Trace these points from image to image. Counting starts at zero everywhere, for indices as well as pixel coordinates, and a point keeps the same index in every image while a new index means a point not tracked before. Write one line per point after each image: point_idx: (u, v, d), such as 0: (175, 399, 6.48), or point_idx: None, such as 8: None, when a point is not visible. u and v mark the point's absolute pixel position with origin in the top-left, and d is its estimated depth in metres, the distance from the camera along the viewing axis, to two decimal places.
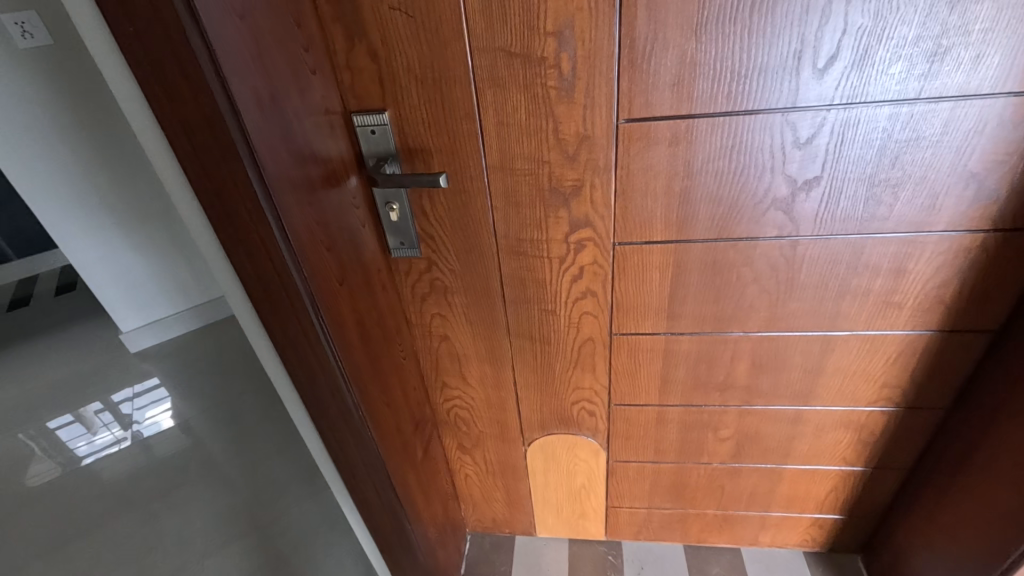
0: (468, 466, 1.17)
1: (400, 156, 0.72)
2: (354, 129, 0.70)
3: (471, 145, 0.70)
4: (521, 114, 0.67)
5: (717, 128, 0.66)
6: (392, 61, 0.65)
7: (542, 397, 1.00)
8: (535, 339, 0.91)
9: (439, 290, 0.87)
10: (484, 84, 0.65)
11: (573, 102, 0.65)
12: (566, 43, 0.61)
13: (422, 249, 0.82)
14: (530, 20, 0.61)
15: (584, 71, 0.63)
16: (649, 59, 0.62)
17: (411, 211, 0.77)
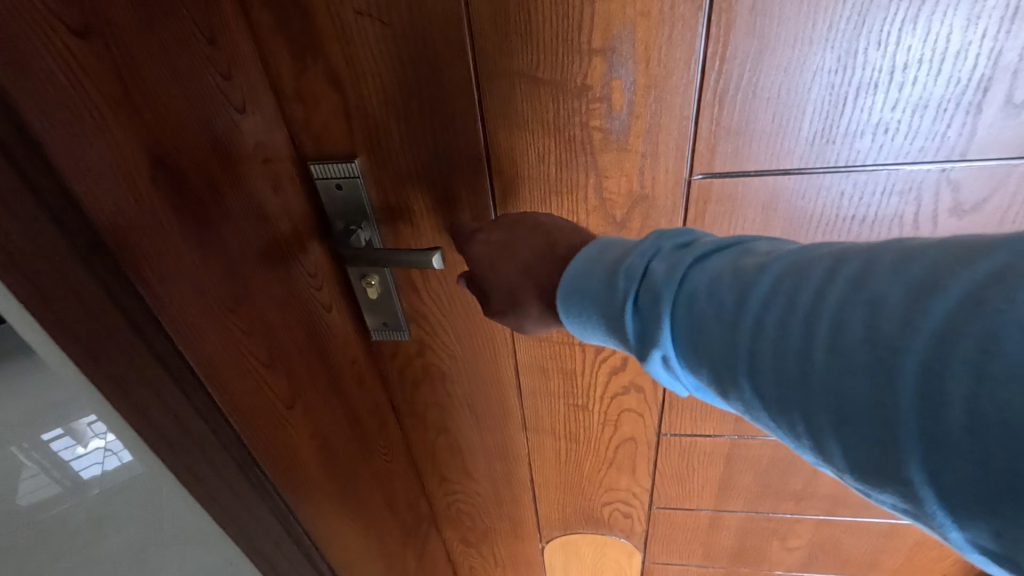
0: (474, 559, 0.97)
1: (379, 215, 0.51)
2: (309, 180, 0.49)
3: (477, 204, 0.49)
4: (549, 165, 0.46)
5: (837, 187, 0.45)
6: (361, 90, 0.44)
7: (566, 496, 0.80)
8: (559, 435, 0.71)
9: (436, 378, 0.66)
10: (496, 124, 0.45)
11: (626, 149, 0.45)
12: (622, 64, 0.40)
13: (412, 331, 0.61)
14: (567, 32, 0.40)
15: (646, 106, 0.42)
16: (745, 89, 0.40)
17: (395, 283, 0.56)
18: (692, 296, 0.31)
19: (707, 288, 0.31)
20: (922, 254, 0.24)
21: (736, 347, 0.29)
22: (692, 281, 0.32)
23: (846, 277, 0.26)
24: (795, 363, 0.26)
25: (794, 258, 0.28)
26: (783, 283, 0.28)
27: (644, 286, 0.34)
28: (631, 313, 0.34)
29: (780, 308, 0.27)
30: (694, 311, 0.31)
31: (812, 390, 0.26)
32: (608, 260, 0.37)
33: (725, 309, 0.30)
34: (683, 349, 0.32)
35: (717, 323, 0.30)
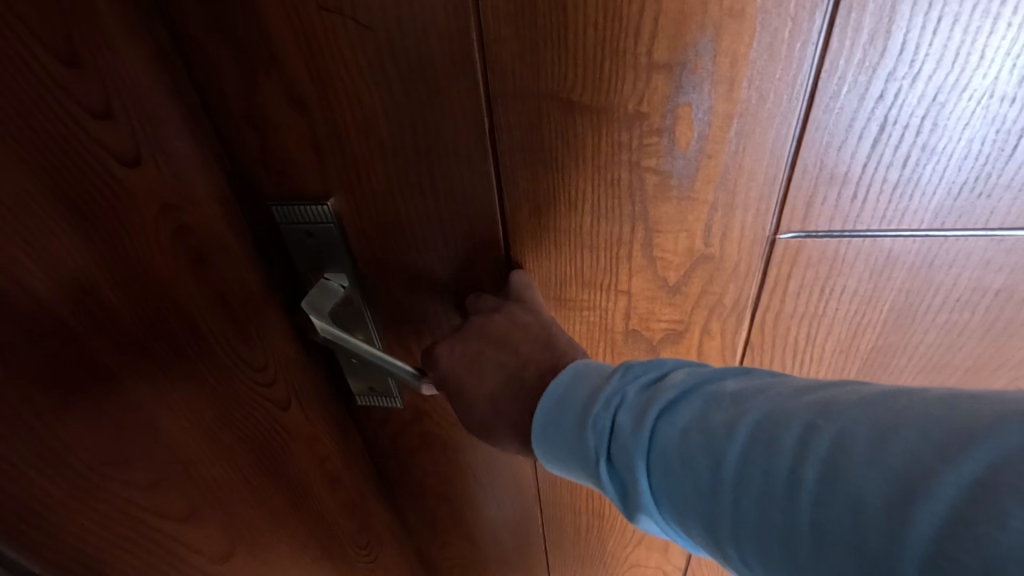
0: None
1: (362, 273, 0.39)
2: (271, 227, 0.36)
3: (487, 261, 0.38)
4: (583, 213, 0.35)
5: (979, 252, 0.33)
6: (334, 114, 0.32)
7: (583, 572, 0.69)
8: (580, 510, 0.60)
9: (434, 450, 0.55)
10: (516, 161, 0.33)
11: (690, 196, 0.33)
12: (696, 85, 0.28)
13: (406, 399, 0.49)
14: (621, 38, 0.28)
15: (722, 142, 0.30)
16: (871, 121, 0.28)
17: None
18: (665, 464, 0.24)
19: (680, 453, 0.24)
20: (906, 429, 0.19)
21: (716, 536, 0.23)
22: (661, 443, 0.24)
23: (821, 456, 0.20)
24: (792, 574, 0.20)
25: (765, 418, 0.22)
26: (755, 459, 0.21)
27: (610, 444, 0.26)
28: (604, 470, 0.27)
29: (757, 495, 0.21)
30: (664, 484, 0.24)
31: None
32: (580, 398, 0.28)
33: (711, 490, 0.23)
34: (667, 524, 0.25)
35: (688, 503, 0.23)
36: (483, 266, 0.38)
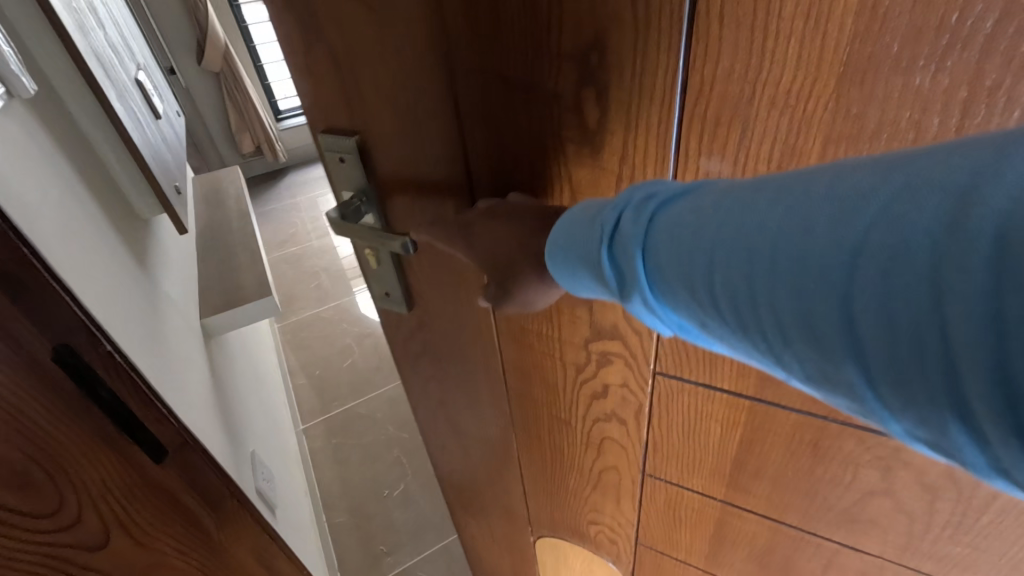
0: (474, 528, 1.01)
1: (376, 196, 0.52)
2: (322, 146, 0.51)
3: (460, 203, 0.48)
4: (523, 170, 0.43)
5: None
6: (354, 72, 0.44)
7: (553, 502, 0.79)
8: (545, 442, 0.69)
9: (433, 356, 0.68)
10: (473, 120, 0.42)
11: (601, 166, 0.40)
12: (594, 74, 0.36)
13: (411, 307, 0.63)
14: (538, 33, 0.36)
15: (619, 123, 0.37)
16: (733, 118, 0.33)
17: (394, 262, 0.58)
18: (661, 248, 0.29)
19: (672, 234, 0.28)
20: (853, 172, 0.22)
21: (702, 295, 0.27)
22: (662, 229, 0.29)
23: (787, 205, 0.24)
24: (763, 305, 0.25)
25: (745, 192, 0.26)
26: (735, 221, 0.26)
27: (620, 241, 0.31)
28: (609, 262, 0.32)
29: (735, 249, 0.25)
30: (661, 262, 0.29)
31: (787, 328, 0.24)
32: (592, 212, 0.34)
33: (690, 257, 0.27)
34: (662, 299, 0.30)
35: (682, 271, 0.28)
36: (457, 205, 0.48)
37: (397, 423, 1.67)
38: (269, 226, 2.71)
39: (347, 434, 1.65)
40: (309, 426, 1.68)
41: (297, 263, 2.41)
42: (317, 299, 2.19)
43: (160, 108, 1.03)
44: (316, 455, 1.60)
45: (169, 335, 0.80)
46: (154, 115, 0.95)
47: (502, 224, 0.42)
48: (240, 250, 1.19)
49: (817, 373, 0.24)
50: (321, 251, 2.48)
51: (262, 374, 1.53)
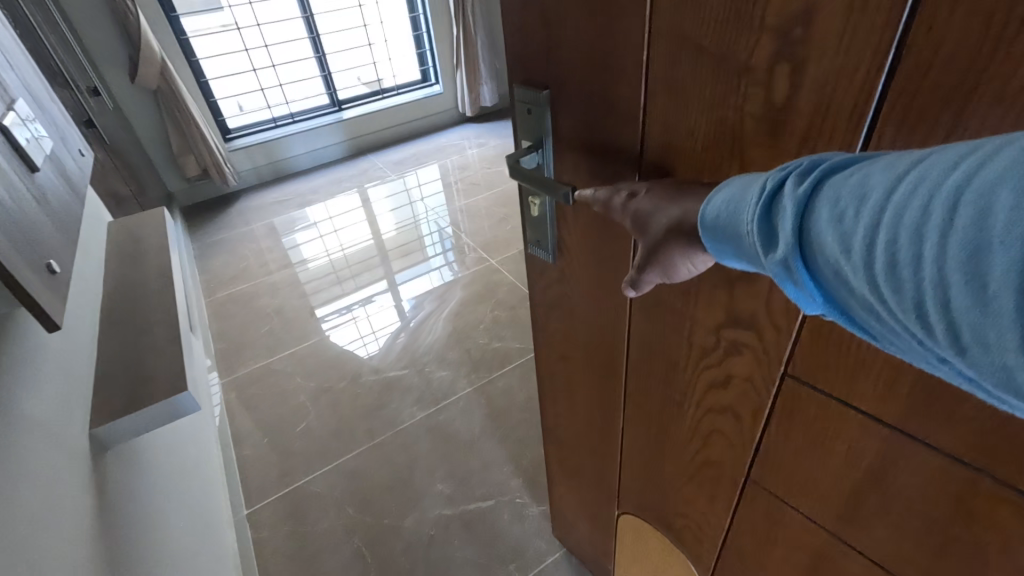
0: (563, 487, 1.07)
1: (551, 150, 0.58)
2: (515, 98, 0.58)
3: (628, 166, 0.51)
4: (693, 143, 0.44)
5: None
6: (559, 30, 0.49)
7: (646, 482, 0.80)
8: (652, 420, 0.71)
9: (564, 309, 0.74)
10: (656, 87, 0.44)
11: (774, 148, 0.40)
12: (792, 50, 0.35)
13: (558, 258, 0.68)
14: (740, 6, 0.37)
15: (805, 106, 0.37)
16: (940, 119, 0.31)
17: (552, 214, 0.63)
18: (820, 206, 0.29)
19: (834, 197, 0.28)
20: None
21: (860, 260, 0.27)
22: (827, 185, 0.29)
23: (970, 168, 0.23)
24: (930, 270, 0.24)
25: (926, 158, 0.25)
26: (908, 184, 0.25)
27: (778, 194, 0.31)
28: (760, 225, 0.32)
29: (907, 212, 0.25)
30: (817, 225, 0.29)
31: (955, 295, 0.23)
32: (750, 178, 0.34)
33: (853, 219, 0.27)
34: (814, 264, 0.30)
35: (842, 233, 0.28)
36: (628, 168, 0.51)
37: (358, 504, 1.39)
38: (218, 261, 2.38)
39: (300, 520, 1.36)
40: (262, 507, 1.40)
41: (247, 304, 2.10)
42: (267, 349, 1.87)
43: (43, 151, 0.73)
44: (265, 545, 1.32)
45: (31, 461, 0.58)
46: (28, 170, 0.67)
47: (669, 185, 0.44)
48: (159, 325, 0.91)
49: (973, 336, 0.23)
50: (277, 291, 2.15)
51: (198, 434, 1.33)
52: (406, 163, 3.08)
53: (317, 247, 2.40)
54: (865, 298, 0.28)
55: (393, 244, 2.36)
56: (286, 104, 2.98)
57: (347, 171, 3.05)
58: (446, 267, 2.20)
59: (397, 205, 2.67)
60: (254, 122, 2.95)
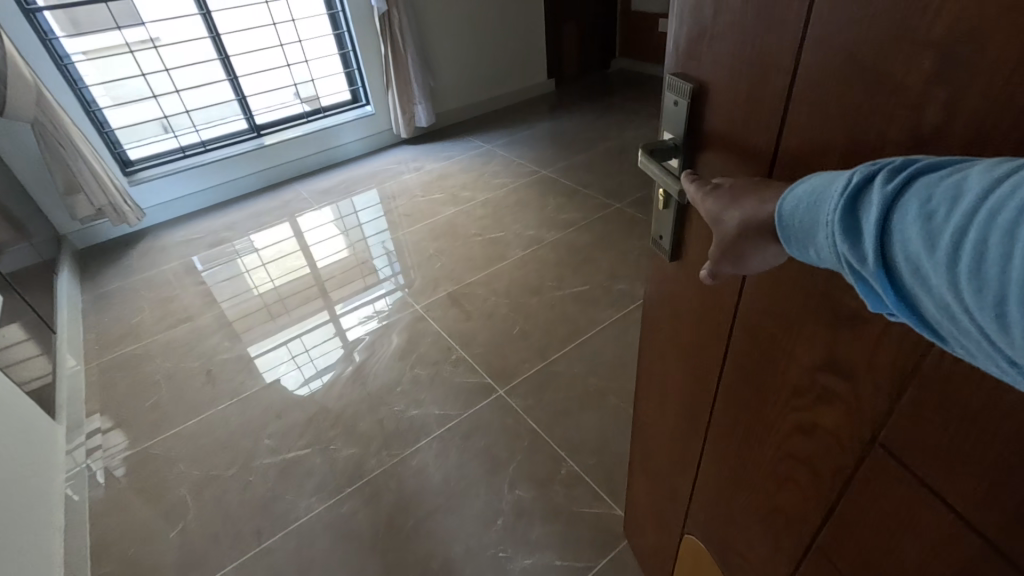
0: (638, 477, 1.22)
1: (688, 143, 0.67)
2: (667, 89, 0.68)
3: (756, 170, 0.59)
4: (832, 148, 0.50)
5: None
6: (716, 40, 0.58)
7: (718, 495, 0.89)
8: (735, 440, 0.79)
9: (668, 308, 0.83)
10: (801, 98, 0.51)
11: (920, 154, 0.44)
12: (950, 72, 0.40)
13: (675, 255, 0.75)
14: (901, 29, 0.41)
15: (962, 123, 0.40)
16: None
17: (676, 211, 0.70)
18: (909, 209, 0.35)
19: (924, 202, 0.34)
20: None
21: (946, 260, 0.33)
22: (924, 181, 0.35)
23: None
24: (1018, 268, 0.30)
25: (1013, 175, 0.31)
26: (1002, 192, 0.31)
27: (869, 186, 0.37)
28: (845, 226, 0.38)
29: (998, 220, 0.31)
30: (906, 226, 0.35)
31: None
32: (830, 182, 0.41)
33: (942, 222, 0.33)
34: (897, 261, 0.36)
35: (928, 235, 0.34)
36: (754, 165, 0.59)
37: None
38: (107, 317, 3.06)
39: None
40: None
41: (135, 367, 2.69)
42: (153, 429, 2.35)
43: None
44: None
45: None
46: None
47: (748, 181, 0.50)
48: None
49: None
50: (237, 340, 2.81)
51: (37, 543, 1.65)
52: (329, 193, 4.05)
53: (263, 315, 2.98)
54: (942, 288, 0.34)
55: (331, 275, 3.23)
56: (196, 134, 3.89)
57: (261, 206, 3.97)
58: (385, 305, 2.94)
59: (323, 238, 3.57)
60: (164, 150, 3.84)
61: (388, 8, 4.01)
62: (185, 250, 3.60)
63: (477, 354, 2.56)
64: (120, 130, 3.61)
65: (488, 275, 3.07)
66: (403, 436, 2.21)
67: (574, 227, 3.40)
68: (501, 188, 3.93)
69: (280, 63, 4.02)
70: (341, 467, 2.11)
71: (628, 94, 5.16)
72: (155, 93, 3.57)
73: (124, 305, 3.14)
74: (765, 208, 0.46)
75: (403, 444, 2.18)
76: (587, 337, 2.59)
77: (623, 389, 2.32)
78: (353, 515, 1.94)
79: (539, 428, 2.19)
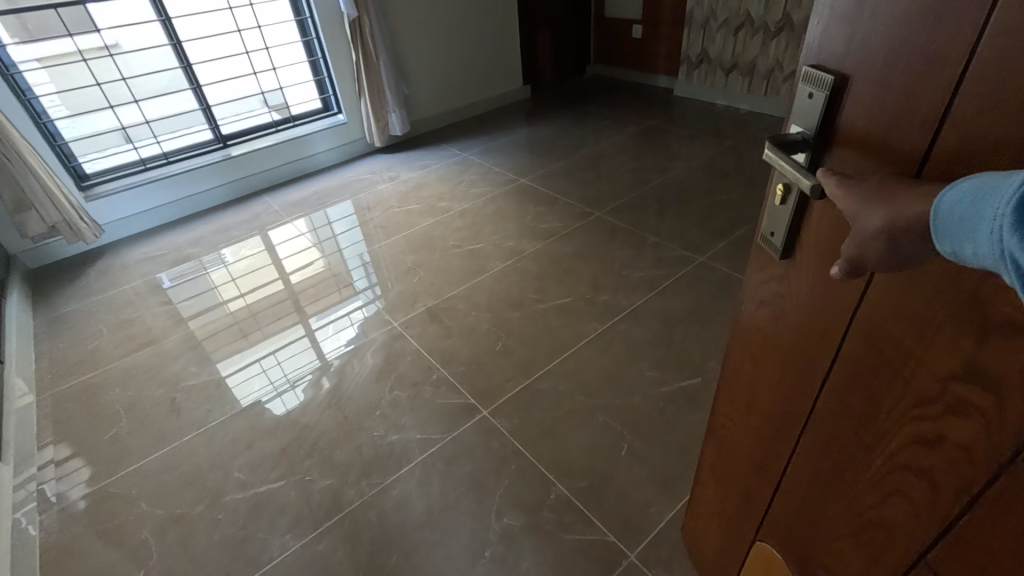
0: (716, 471, 1.24)
1: (820, 138, 0.62)
2: (802, 81, 0.64)
3: (900, 170, 0.55)
4: (1003, 145, 0.46)
5: None
6: (870, 26, 0.54)
7: (809, 497, 0.90)
8: (839, 445, 0.79)
9: (770, 307, 0.84)
10: (971, 88, 0.47)
11: None
12: None
13: (787, 252, 0.74)
14: None
15: None
16: None
17: (793, 208, 0.70)
18: None
19: None
20: None
21: None
22: None
23: None
24: None
25: None
26: None
27: None
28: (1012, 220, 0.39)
29: None
30: None
31: None
32: (1002, 180, 0.41)
33: None
34: None
35: None
36: (894, 169, 0.55)
37: None
38: (61, 341, 2.85)
39: None
40: None
41: (90, 397, 2.50)
42: (109, 466, 2.17)
43: None
44: None
45: None
46: None
47: (894, 181, 0.51)
48: None
49: None
50: (203, 361, 2.66)
51: None
52: (301, 205, 3.90)
53: (233, 332, 2.83)
54: None
55: (303, 286, 3.10)
56: (158, 145, 3.70)
57: (230, 218, 3.80)
58: (361, 319, 2.83)
59: (299, 249, 3.44)
60: (124, 163, 3.63)
61: (359, 14, 3.89)
62: (149, 267, 3.40)
63: (460, 373, 2.46)
64: (74, 143, 3.40)
65: (468, 289, 2.98)
66: (385, 463, 2.09)
67: (555, 236, 3.34)
68: (480, 197, 3.84)
69: (247, 70, 3.85)
70: (317, 501, 1.98)
71: (602, 101, 5.14)
72: (112, 103, 3.38)
73: (81, 328, 2.93)
74: (910, 205, 0.48)
75: (384, 472, 2.06)
76: (573, 351, 2.51)
77: (611, 405, 2.24)
78: (332, 552, 1.82)
79: (525, 449, 2.11)
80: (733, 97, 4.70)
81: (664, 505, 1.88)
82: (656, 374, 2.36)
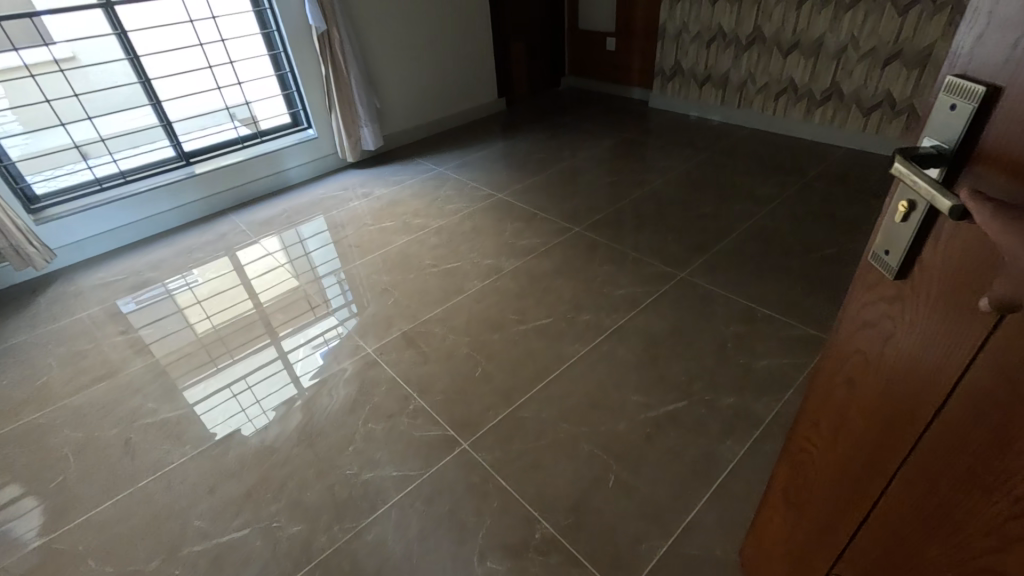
0: (786, 494, 1.17)
1: (959, 152, 0.57)
2: (942, 92, 0.58)
3: None
4: None
5: None
6: None
7: (903, 532, 0.83)
8: (948, 483, 0.72)
9: (874, 330, 0.77)
10: None
11: None
12: None
13: (904, 272, 0.68)
14: None
15: None
16: None
17: (917, 226, 0.64)
18: None
19: None
20: None
21: None
22: None
23: None
24: None
25: None
26: None
27: None
28: None
29: None
30: None
31: None
32: None
33: None
34: None
35: None
36: None
37: None
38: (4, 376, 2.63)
39: None
40: None
41: (35, 439, 2.30)
42: (54, 517, 1.99)
43: None
44: None
45: None
46: None
47: None
48: None
49: None
50: (155, 397, 2.47)
51: None
52: (269, 224, 3.74)
53: (199, 358, 2.66)
54: None
55: (272, 307, 2.95)
56: (115, 163, 3.51)
57: (191, 240, 3.61)
58: (335, 341, 2.70)
59: (266, 268, 3.29)
60: (77, 183, 3.43)
61: (329, 27, 3.77)
62: (105, 293, 3.20)
63: (439, 403, 2.34)
64: (23, 162, 3.18)
65: (445, 311, 2.86)
66: (358, 505, 1.96)
67: (535, 253, 3.26)
68: (456, 213, 3.74)
69: (210, 86, 3.69)
70: (285, 550, 1.84)
71: (578, 113, 5.11)
72: (65, 122, 3.18)
73: (28, 362, 2.72)
74: None
75: (357, 514, 1.93)
76: (557, 375, 2.42)
77: (597, 433, 2.15)
78: None
79: (509, 484, 2.00)
80: (707, 108, 4.71)
81: (657, 540, 1.79)
82: (642, 398, 2.28)
